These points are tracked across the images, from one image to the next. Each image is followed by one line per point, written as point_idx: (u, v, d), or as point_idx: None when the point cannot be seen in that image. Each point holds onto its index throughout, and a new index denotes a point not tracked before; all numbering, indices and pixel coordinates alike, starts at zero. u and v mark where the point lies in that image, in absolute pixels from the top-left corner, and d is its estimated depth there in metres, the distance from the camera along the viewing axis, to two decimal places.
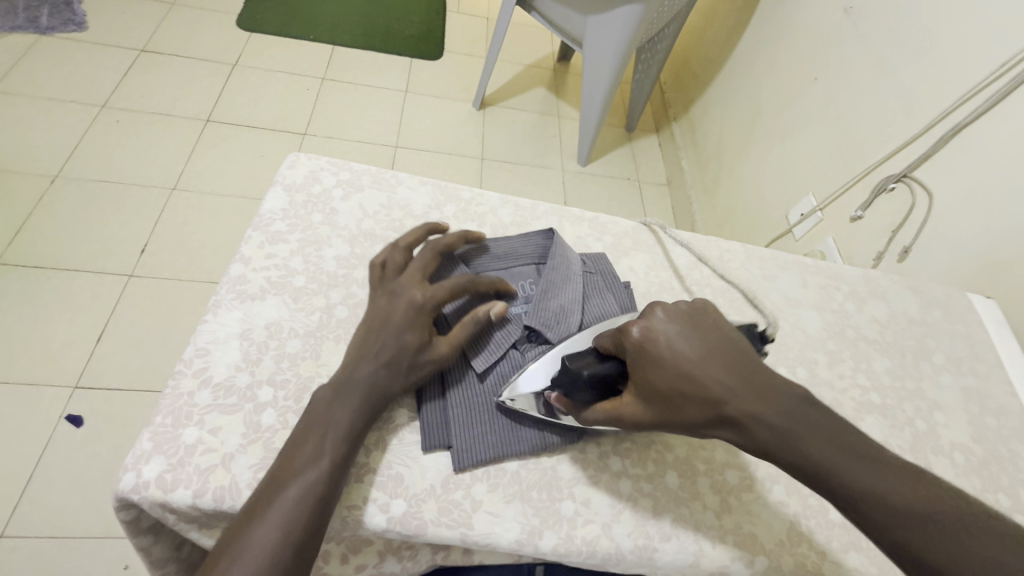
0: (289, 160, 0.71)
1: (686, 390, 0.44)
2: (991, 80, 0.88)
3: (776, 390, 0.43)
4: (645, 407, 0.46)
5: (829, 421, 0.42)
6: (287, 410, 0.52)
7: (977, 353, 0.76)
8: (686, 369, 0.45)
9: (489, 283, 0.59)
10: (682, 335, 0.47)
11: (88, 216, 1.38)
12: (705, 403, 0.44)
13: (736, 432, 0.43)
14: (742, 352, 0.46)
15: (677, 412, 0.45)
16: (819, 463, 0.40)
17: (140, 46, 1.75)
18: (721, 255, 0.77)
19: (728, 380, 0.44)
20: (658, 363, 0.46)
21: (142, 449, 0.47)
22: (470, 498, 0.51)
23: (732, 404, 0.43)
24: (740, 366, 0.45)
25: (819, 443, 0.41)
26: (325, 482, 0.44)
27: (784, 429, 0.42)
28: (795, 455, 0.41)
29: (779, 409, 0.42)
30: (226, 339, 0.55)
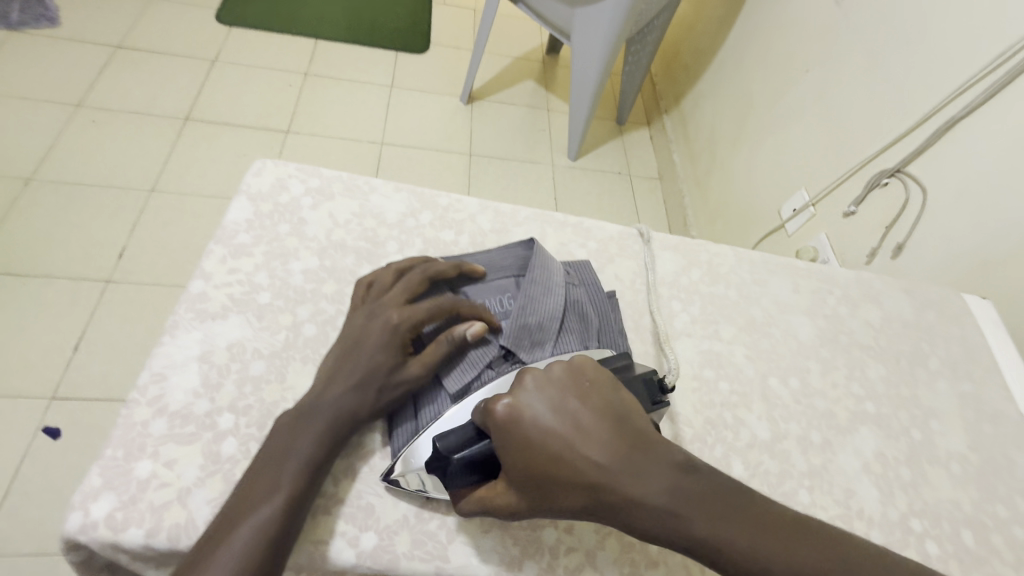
0: (255, 167, 0.67)
1: (559, 473, 0.42)
2: (987, 72, 0.85)
3: (650, 463, 0.42)
4: (518, 495, 0.43)
5: (716, 487, 0.41)
6: (249, 439, 0.49)
7: (973, 357, 0.74)
8: (555, 449, 0.42)
9: (472, 307, 0.56)
10: (550, 411, 0.43)
11: (63, 220, 1.34)
12: (579, 486, 0.41)
13: (614, 515, 0.41)
14: (615, 422, 0.44)
15: (552, 498, 0.42)
16: (705, 541, 0.39)
17: (117, 41, 1.69)
18: (710, 260, 0.74)
19: (599, 459, 0.41)
20: (525, 445, 0.42)
21: (91, 487, 0.44)
22: (445, 529, 0.48)
23: (609, 486, 0.41)
24: (615, 440, 0.42)
25: (701, 518, 0.39)
26: (278, 521, 0.42)
27: (662, 508, 0.40)
28: (680, 535, 0.39)
29: (656, 485, 0.41)
30: (184, 363, 0.51)
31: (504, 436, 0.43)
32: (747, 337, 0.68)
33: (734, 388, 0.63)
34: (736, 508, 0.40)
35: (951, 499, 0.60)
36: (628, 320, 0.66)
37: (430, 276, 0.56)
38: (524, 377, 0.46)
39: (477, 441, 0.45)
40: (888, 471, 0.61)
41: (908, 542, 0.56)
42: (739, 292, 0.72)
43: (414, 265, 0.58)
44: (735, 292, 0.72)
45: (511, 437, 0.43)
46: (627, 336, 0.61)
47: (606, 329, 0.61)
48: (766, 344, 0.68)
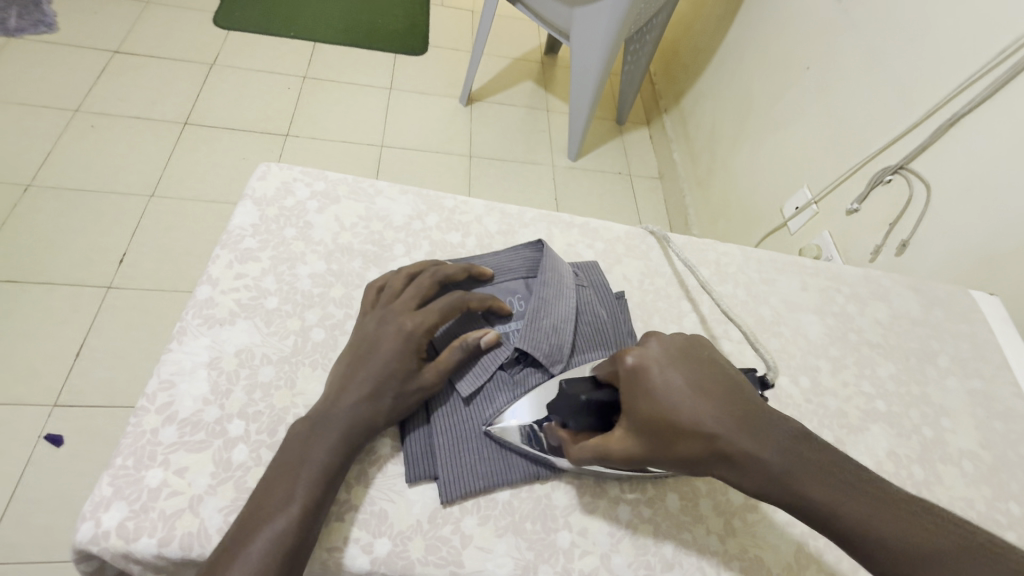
0: (259, 171, 0.67)
1: (678, 424, 0.42)
2: (990, 68, 0.85)
3: (770, 426, 0.41)
4: (636, 441, 0.44)
5: (827, 456, 0.40)
6: (260, 446, 0.48)
7: (982, 354, 0.74)
8: (677, 401, 0.43)
9: (481, 299, 0.56)
10: (674, 366, 0.45)
11: (64, 226, 1.33)
12: (700, 438, 0.42)
13: (732, 470, 0.41)
14: (739, 385, 0.44)
15: (671, 448, 0.43)
16: (821, 505, 0.38)
17: (114, 46, 1.68)
18: (717, 260, 0.74)
19: (722, 414, 0.42)
20: (648, 394, 0.44)
21: (101, 496, 0.44)
22: (459, 533, 0.48)
23: (727, 442, 0.41)
24: (737, 400, 0.43)
25: (821, 481, 0.39)
26: (295, 530, 0.42)
27: (782, 468, 0.40)
28: (794, 495, 0.39)
29: (778, 446, 0.40)
30: (193, 369, 0.51)
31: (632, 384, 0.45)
32: (756, 337, 0.68)
33: None
34: (851, 479, 0.39)
35: (964, 497, 0.60)
36: (638, 320, 0.65)
37: (442, 280, 0.56)
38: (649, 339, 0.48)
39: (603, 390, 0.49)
40: (900, 469, 0.61)
41: None
42: (747, 291, 0.72)
43: (422, 269, 0.58)
44: (743, 292, 0.72)
45: (635, 384, 0.45)
46: (638, 337, 0.61)
47: (617, 330, 0.61)
48: (775, 343, 0.68)
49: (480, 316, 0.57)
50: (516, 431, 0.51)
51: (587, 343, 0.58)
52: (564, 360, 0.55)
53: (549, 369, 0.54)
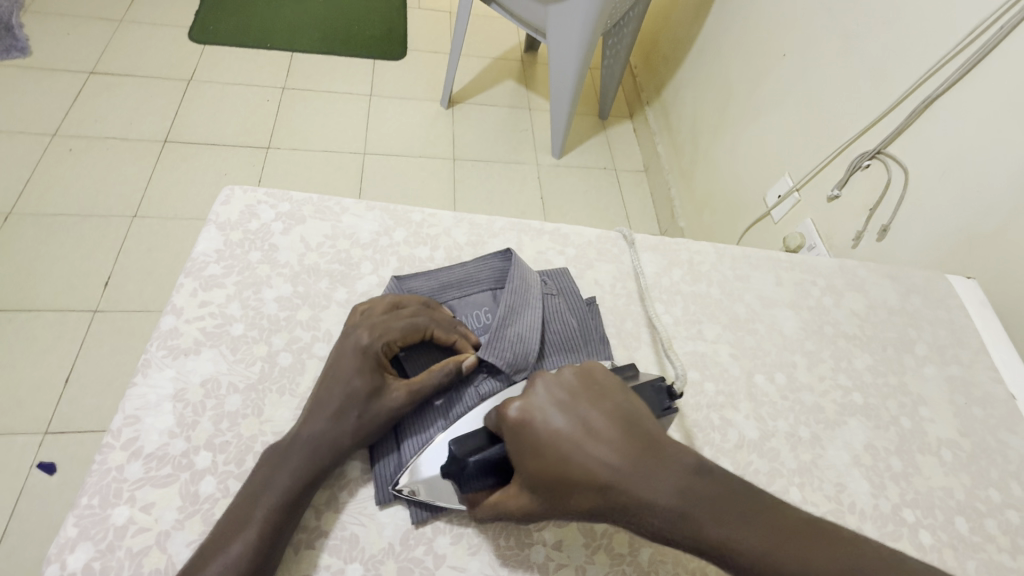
0: (222, 195, 0.66)
1: (569, 475, 0.42)
2: (959, 50, 0.85)
3: (661, 466, 0.41)
4: (531, 495, 0.43)
5: (724, 492, 0.41)
6: (228, 476, 0.48)
7: (960, 340, 0.74)
8: (565, 452, 0.42)
9: (448, 331, 0.54)
10: (561, 413, 0.44)
11: (46, 253, 1.32)
12: (592, 491, 0.41)
13: (627, 517, 0.41)
14: (632, 422, 0.43)
15: (565, 501, 0.42)
16: (717, 543, 0.39)
17: (90, 67, 1.67)
18: (691, 259, 0.74)
19: (612, 460, 0.41)
20: (535, 447, 0.43)
21: (66, 537, 0.43)
22: (432, 554, 0.47)
23: (619, 489, 0.40)
24: (627, 442, 0.42)
25: (716, 520, 0.39)
26: (251, 558, 0.42)
27: (675, 511, 0.40)
28: (692, 537, 0.39)
29: (670, 488, 0.40)
30: (158, 403, 0.50)
31: (518, 438, 0.44)
32: (731, 335, 0.68)
33: (719, 389, 0.63)
34: (748, 508, 0.40)
35: (944, 487, 0.60)
36: (610, 326, 0.65)
37: (419, 305, 0.55)
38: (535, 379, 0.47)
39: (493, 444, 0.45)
40: (879, 462, 0.61)
41: (901, 534, 0.56)
42: (721, 290, 0.72)
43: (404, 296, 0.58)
44: (718, 289, 0.72)
45: (522, 438, 0.44)
46: (608, 343, 0.61)
47: (586, 337, 0.60)
48: (751, 341, 0.68)
49: (452, 347, 0.55)
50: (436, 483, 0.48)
51: (557, 352, 0.58)
52: (530, 367, 0.55)
53: (513, 378, 0.54)
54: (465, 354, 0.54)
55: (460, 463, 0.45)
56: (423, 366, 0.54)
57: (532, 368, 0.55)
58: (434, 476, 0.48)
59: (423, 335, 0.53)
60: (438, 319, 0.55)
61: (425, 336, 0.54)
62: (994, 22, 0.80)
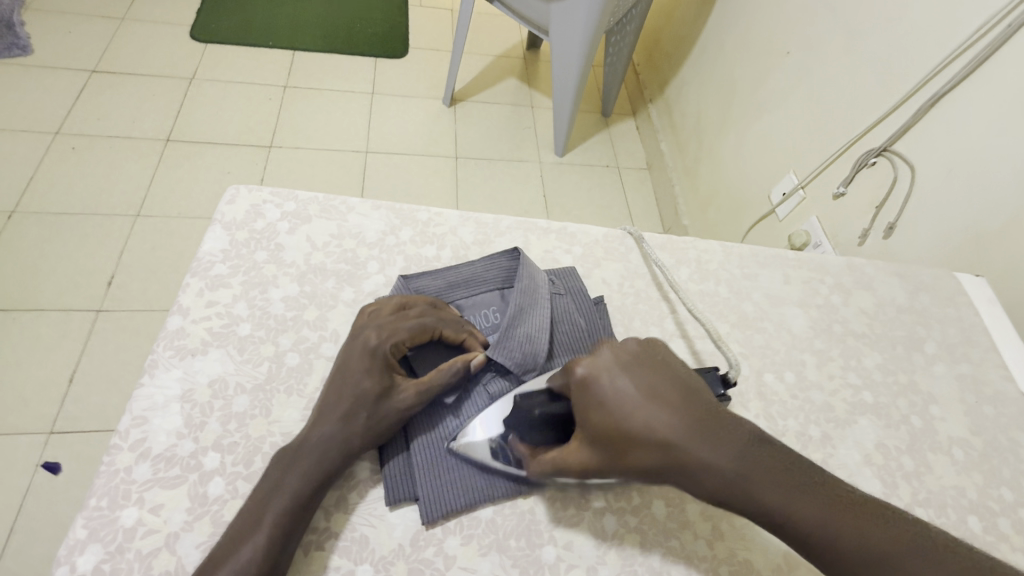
0: (227, 194, 0.66)
1: (635, 433, 0.41)
2: (967, 46, 0.84)
3: (726, 433, 0.41)
4: (592, 452, 0.43)
5: (782, 463, 0.41)
6: (236, 477, 0.48)
7: (970, 338, 0.73)
8: (630, 411, 0.42)
9: (456, 331, 0.54)
10: (627, 374, 0.43)
11: (49, 252, 1.32)
12: (655, 449, 0.41)
13: (688, 479, 0.41)
14: (696, 389, 0.43)
15: (627, 458, 0.42)
16: (775, 509, 0.39)
17: (91, 66, 1.67)
18: (698, 258, 0.73)
19: (678, 423, 0.41)
20: (600, 405, 0.43)
21: (76, 539, 0.43)
22: (442, 555, 0.47)
23: (683, 451, 0.40)
24: (692, 406, 0.42)
25: (776, 488, 0.39)
26: (263, 561, 0.42)
27: (737, 476, 0.40)
28: (750, 503, 0.40)
29: (733, 454, 0.40)
30: (165, 404, 0.50)
31: (583, 396, 0.44)
32: (740, 334, 0.67)
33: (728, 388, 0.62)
34: (807, 483, 0.40)
35: (956, 486, 0.59)
36: (619, 325, 0.65)
37: (426, 305, 0.55)
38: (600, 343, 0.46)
39: (558, 402, 0.47)
40: (890, 461, 0.60)
41: None
42: (730, 288, 0.71)
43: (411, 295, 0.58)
44: (726, 288, 0.71)
45: (586, 396, 0.43)
46: None
47: (594, 338, 0.60)
48: (759, 339, 0.67)
49: (460, 346, 0.55)
50: (482, 447, 0.49)
51: (565, 352, 0.57)
52: (539, 367, 0.55)
53: (521, 377, 0.54)
54: (473, 353, 0.54)
55: (526, 414, 0.47)
56: (432, 366, 0.54)
57: (541, 367, 0.54)
58: (481, 440, 0.50)
59: (430, 335, 0.53)
60: (446, 318, 0.54)
61: (433, 336, 0.53)
62: (1001, 19, 0.79)
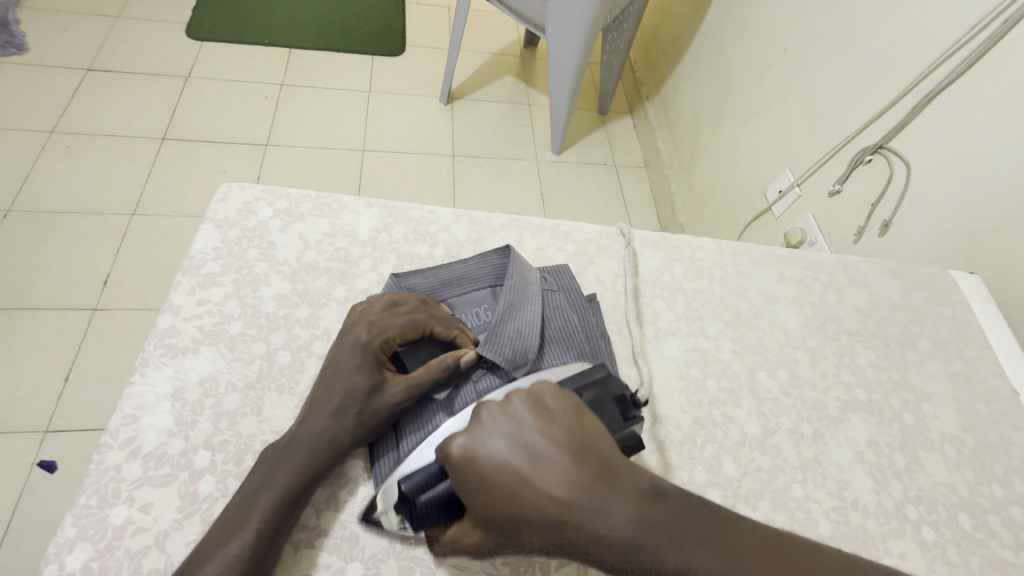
0: (220, 192, 0.65)
1: (518, 513, 0.40)
2: (961, 44, 0.84)
3: (611, 496, 0.39)
4: (485, 530, 0.42)
5: (675, 513, 0.39)
6: (227, 475, 0.48)
7: (963, 335, 0.73)
8: (512, 489, 0.40)
9: (448, 326, 0.54)
10: (507, 447, 0.42)
11: (45, 251, 1.32)
12: (542, 527, 0.39)
13: (581, 552, 0.39)
14: (580, 450, 0.41)
15: (518, 537, 0.41)
16: (674, 570, 0.37)
17: (87, 64, 1.66)
18: (692, 256, 0.73)
19: (559, 495, 0.39)
20: (481, 485, 0.41)
21: (65, 537, 0.43)
22: (432, 553, 0.47)
23: (568, 525, 0.39)
24: (574, 472, 0.40)
25: (670, 547, 0.38)
26: (250, 556, 0.42)
27: (628, 543, 0.38)
28: (647, 567, 0.38)
29: (624, 516, 0.39)
30: (156, 402, 0.50)
31: (463, 476, 0.42)
32: (733, 332, 0.67)
33: (721, 386, 0.62)
34: (701, 528, 0.39)
35: (947, 483, 0.59)
36: (611, 323, 0.65)
37: (418, 302, 0.55)
38: (479, 411, 0.45)
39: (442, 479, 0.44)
40: (882, 459, 0.60)
41: (904, 531, 0.55)
42: (723, 286, 0.71)
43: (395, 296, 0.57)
44: (720, 286, 0.71)
45: (467, 475, 0.42)
46: (610, 340, 0.61)
47: (587, 333, 0.60)
48: (753, 337, 0.67)
49: (451, 344, 0.54)
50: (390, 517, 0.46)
51: (558, 347, 0.57)
52: (529, 363, 0.54)
53: (512, 373, 0.53)
54: (464, 350, 0.53)
55: (411, 502, 0.44)
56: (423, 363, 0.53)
57: (532, 362, 0.54)
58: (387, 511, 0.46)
59: (421, 332, 0.53)
60: (437, 315, 0.54)
61: (424, 332, 0.53)
62: (997, 16, 0.79)
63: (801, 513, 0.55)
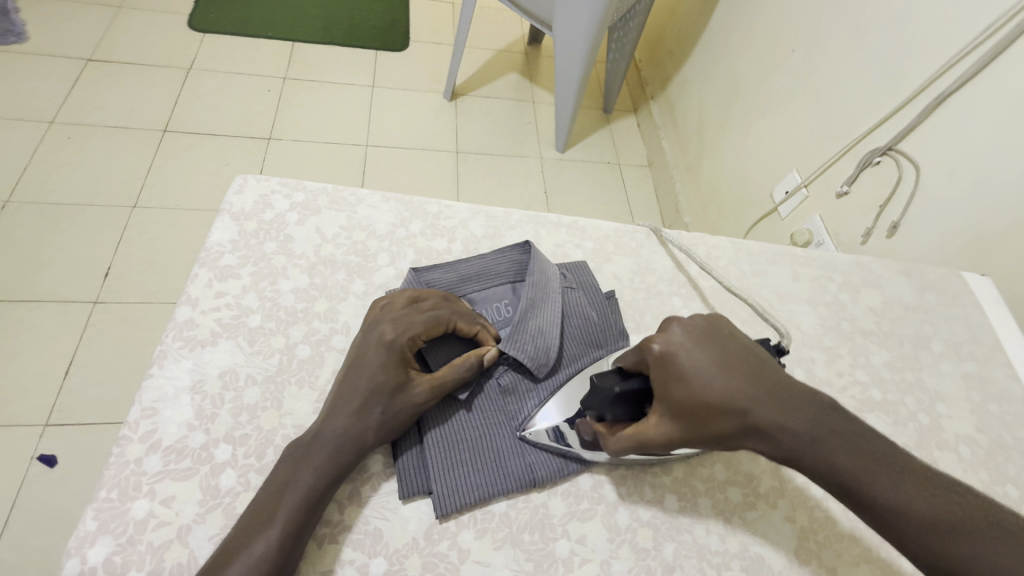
0: (236, 184, 0.65)
1: (714, 403, 0.42)
2: (973, 47, 0.84)
3: (796, 397, 0.43)
4: (672, 424, 0.44)
5: (851, 428, 0.42)
6: (248, 470, 0.47)
7: (976, 336, 0.74)
8: (709, 381, 0.43)
9: (471, 323, 0.54)
10: (702, 348, 0.44)
11: (45, 242, 1.30)
12: (735, 416, 0.42)
13: (762, 443, 0.42)
14: (763, 358, 0.45)
15: (704, 429, 0.43)
16: (849, 471, 0.40)
17: (87, 54, 1.64)
18: (708, 254, 0.73)
19: (752, 389, 0.43)
20: (680, 377, 0.44)
21: (86, 530, 0.42)
22: (456, 549, 0.47)
23: (760, 415, 0.42)
24: (763, 374, 0.44)
25: (849, 450, 0.41)
26: (277, 555, 0.41)
27: (811, 435, 0.41)
28: (822, 463, 0.41)
29: (806, 416, 0.42)
30: (176, 395, 0.50)
31: (662, 371, 0.45)
32: (750, 330, 0.67)
33: None
34: (880, 451, 0.41)
35: (963, 483, 0.60)
36: (630, 320, 0.65)
37: (438, 298, 0.54)
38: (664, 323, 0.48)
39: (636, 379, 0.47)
40: None
41: None
42: (739, 285, 0.71)
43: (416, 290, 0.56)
44: (736, 284, 0.71)
45: (667, 369, 0.44)
46: (629, 337, 0.61)
47: (606, 332, 0.60)
48: (768, 335, 0.68)
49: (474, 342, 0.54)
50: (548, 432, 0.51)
51: (577, 346, 0.57)
52: (550, 363, 0.54)
53: (534, 373, 0.54)
54: (486, 348, 0.53)
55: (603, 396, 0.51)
56: (445, 360, 0.53)
57: (555, 362, 0.54)
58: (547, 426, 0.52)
59: (444, 329, 0.52)
60: (460, 311, 0.54)
61: (447, 329, 0.53)
62: (1007, 21, 0.79)
63: (821, 511, 0.54)
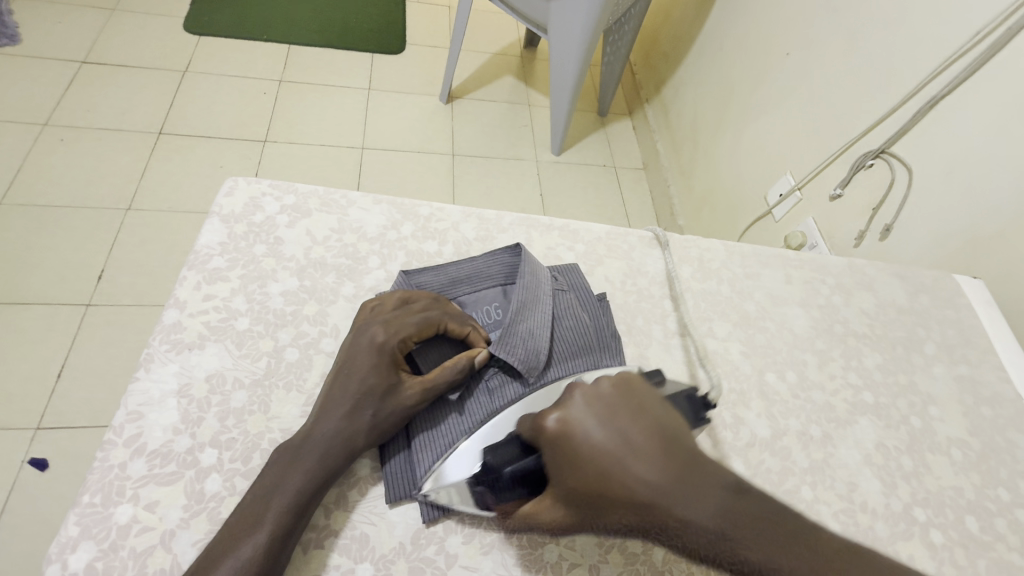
0: (226, 186, 0.64)
1: (608, 491, 0.40)
2: (965, 50, 0.84)
3: (703, 484, 0.39)
4: (569, 506, 0.43)
5: (762, 513, 0.38)
6: (234, 474, 0.47)
7: (968, 339, 0.74)
8: (605, 468, 0.40)
9: (461, 325, 0.53)
10: (602, 428, 0.41)
11: (37, 245, 1.29)
12: (631, 507, 0.39)
13: (666, 534, 0.39)
14: (675, 437, 0.41)
15: (603, 515, 0.41)
16: (757, 566, 0.37)
17: (81, 56, 1.64)
18: (701, 257, 0.73)
19: (654, 478, 0.39)
20: (574, 462, 0.41)
21: (68, 536, 0.42)
22: (444, 553, 0.47)
23: (660, 508, 0.39)
24: (670, 457, 0.40)
25: (757, 544, 0.37)
26: (265, 557, 0.41)
27: (717, 531, 0.37)
28: (729, 558, 0.37)
29: (712, 507, 0.38)
30: (162, 399, 0.49)
31: (555, 452, 0.42)
32: (741, 333, 0.67)
33: (730, 387, 0.62)
34: (793, 536, 0.38)
35: (954, 486, 0.59)
36: (621, 323, 0.64)
37: (430, 300, 0.54)
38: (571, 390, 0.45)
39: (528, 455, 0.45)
40: (890, 461, 0.60)
41: (912, 533, 0.55)
42: (732, 288, 0.71)
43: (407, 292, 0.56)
44: (728, 288, 0.71)
45: (563, 450, 0.42)
46: (620, 340, 0.61)
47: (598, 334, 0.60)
48: (759, 338, 0.67)
49: (464, 344, 0.54)
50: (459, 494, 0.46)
51: (569, 348, 0.57)
52: (541, 366, 0.54)
53: (525, 376, 0.53)
54: (476, 349, 0.53)
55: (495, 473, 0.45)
56: (436, 362, 0.53)
57: (545, 364, 0.54)
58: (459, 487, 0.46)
59: (435, 331, 0.52)
60: (451, 313, 0.54)
61: (438, 330, 0.52)
62: (999, 24, 0.80)
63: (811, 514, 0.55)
